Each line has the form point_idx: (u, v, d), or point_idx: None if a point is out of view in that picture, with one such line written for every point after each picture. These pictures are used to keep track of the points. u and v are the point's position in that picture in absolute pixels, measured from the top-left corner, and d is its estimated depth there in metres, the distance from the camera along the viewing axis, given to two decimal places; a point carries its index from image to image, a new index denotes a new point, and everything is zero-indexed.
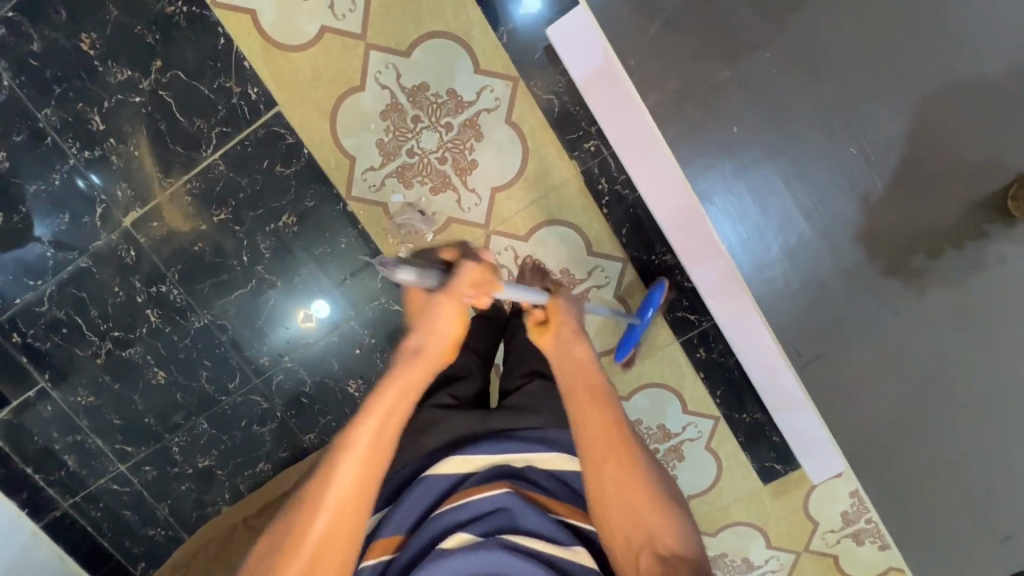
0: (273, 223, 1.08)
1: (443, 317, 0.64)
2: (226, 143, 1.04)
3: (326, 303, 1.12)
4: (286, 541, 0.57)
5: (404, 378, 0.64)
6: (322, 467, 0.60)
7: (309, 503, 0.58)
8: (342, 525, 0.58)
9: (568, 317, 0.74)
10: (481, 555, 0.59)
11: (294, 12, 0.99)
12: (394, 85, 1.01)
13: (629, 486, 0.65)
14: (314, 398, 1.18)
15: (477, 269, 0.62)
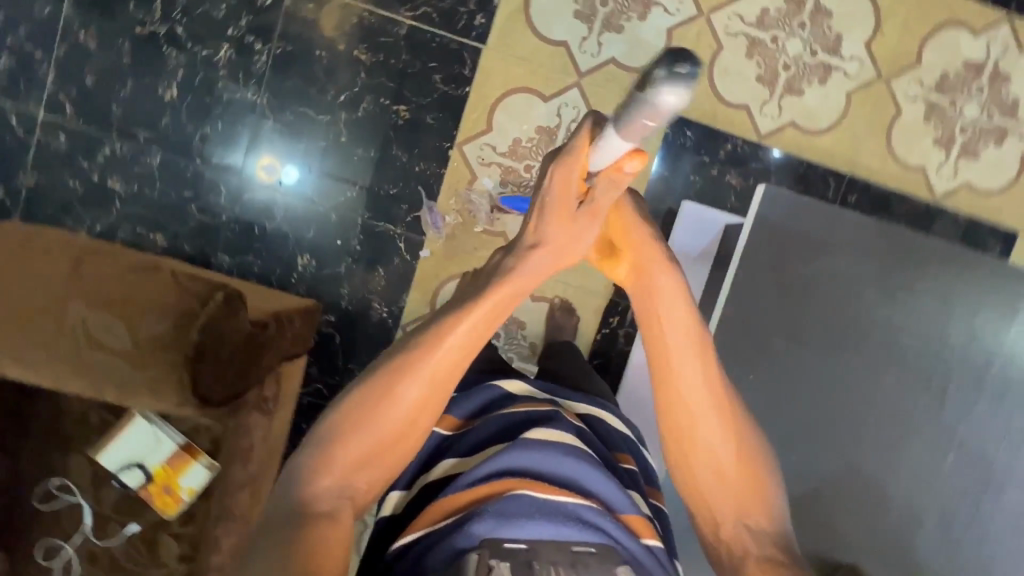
0: (389, 101, 1.11)
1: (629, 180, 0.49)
2: (424, 24, 1.10)
3: (298, 173, 1.12)
4: (375, 409, 0.50)
5: (548, 265, 0.52)
6: (418, 343, 0.51)
7: (394, 375, 0.50)
8: (427, 409, 0.51)
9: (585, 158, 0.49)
10: (557, 454, 0.54)
11: (559, 13, 1.10)
12: (564, 122, 1.13)
13: (653, 314, 0.56)
14: (262, 236, 1.13)
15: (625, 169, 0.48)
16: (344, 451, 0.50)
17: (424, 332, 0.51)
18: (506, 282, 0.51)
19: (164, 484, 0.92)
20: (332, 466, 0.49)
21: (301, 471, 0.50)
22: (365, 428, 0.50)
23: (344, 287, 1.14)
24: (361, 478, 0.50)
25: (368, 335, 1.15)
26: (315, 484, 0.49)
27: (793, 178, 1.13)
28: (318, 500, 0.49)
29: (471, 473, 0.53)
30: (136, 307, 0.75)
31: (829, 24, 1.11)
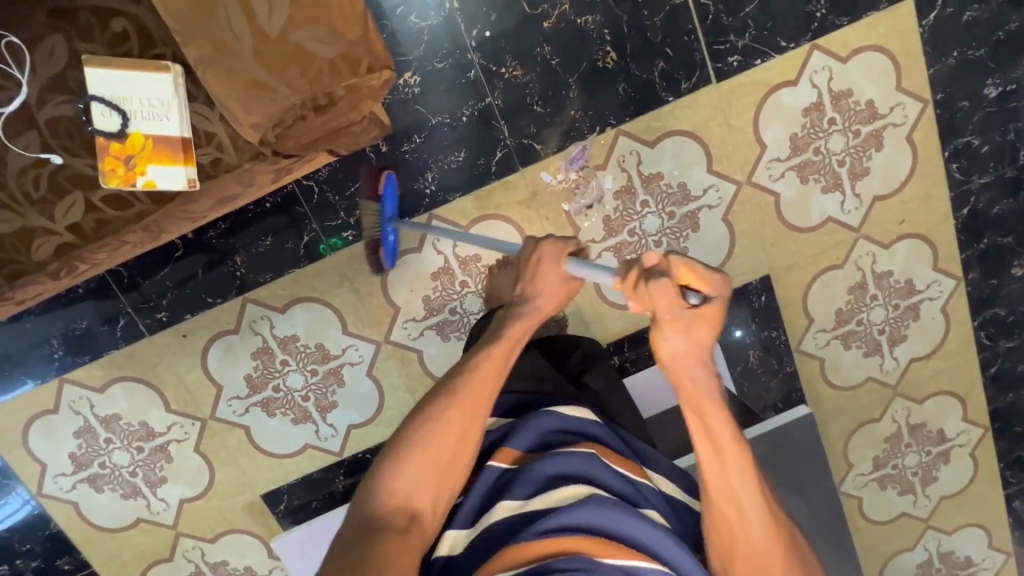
0: (607, 38, 1.00)
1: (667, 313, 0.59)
2: (694, 12, 1.00)
3: (459, 8, 0.97)
4: (422, 431, 0.68)
5: (530, 320, 0.75)
6: (458, 375, 0.71)
7: (443, 397, 0.70)
8: (466, 427, 0.69)
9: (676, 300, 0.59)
10: (617, 515, 0.60)
11: (785, 120, 1.06)
12: (703, 200, 1.08)
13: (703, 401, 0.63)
14: (394, 21, 0.96)
15: (681, 261, 0.59)
16: (407, 467, 0.66)
17: (455, 374, 0.72)
18: (505, 336, 0.74)
19: (131, 155, 0.64)
20: (402, 483, 0.66)
21: (369, 494, 0.66)
22: (420, 439, 0.68)
23: (416, 136, 1.01)
24: (419, 490, 0.66)
25: (396, 191, 1.03)
26: (381, 485, 0.66)
27: (784, 396, 1.21)
28: (389, 516, 0.63)
29: (541, 521, 0.60)
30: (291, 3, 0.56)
31: (909, 325, 1.20)
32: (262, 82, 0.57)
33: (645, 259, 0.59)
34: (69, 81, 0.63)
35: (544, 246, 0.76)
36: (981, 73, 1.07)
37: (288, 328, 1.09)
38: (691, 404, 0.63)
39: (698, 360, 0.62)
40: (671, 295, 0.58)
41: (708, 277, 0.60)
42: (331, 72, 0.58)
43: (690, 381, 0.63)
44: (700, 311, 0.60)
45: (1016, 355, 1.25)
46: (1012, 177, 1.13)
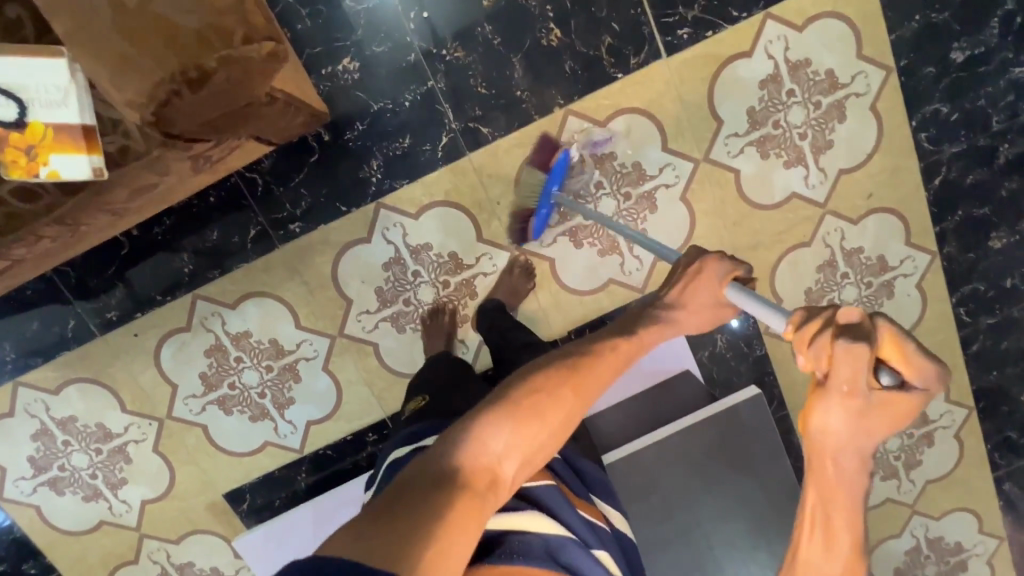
0: (550, 15, 0.97)
1: (844, 371, 0.48)
2: None
3: None
4: (531, 394, 0.60)
5: (657, 331, 0.69)
6: (571, 356, 0.65)
7: (562, 372, 0.63)
8: (570, 415, 0.62)
9: (849, 371, 0.48)
10: (578, 554, 0.60)
11: (741, 94, 1.02)
12: (659, 179, 1.05)
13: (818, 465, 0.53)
14: (329, 5, 0.94)
15: (889, 332, 0.48)
16: (503, 425, 0.57)
17: (566, 356, 0.65)
18: (640, 331, 0.68)
19: (31, 145, 0.62)
20: (491, 443, 0.56)
21: (451, 442, 0.56)
22: (525, 411, 0.59)
23: (358, 124, 0.99)
24: (506, 458, 0.57)
25: (343, 180, 1.01)
26: (467, 436, 0.56)
27: (756, 380, 1.17)
28: (467, 473, 0.54)
29: (503, 547, 0.56)
30: None
31: (883, 303, 1.16)
32: (125, 55, 0.54)
33: (843, 314, 0.50)
34: None
35: (707, 264, 0.69)
36: (947, 37, 1.02)
37: (240, 324, 1.07)
38: (819, 484, 0.53)
39: (859, 441, 0.51)
40: (859, 364, 0.48)
41: (919, 365, 0.48)
42: (199, 43, 0.54)
43: (834, 466, 0.52)
44: (889, 397, 0.49)
45: (998, 331, 1.20)
46: (985, 145, 1.08)
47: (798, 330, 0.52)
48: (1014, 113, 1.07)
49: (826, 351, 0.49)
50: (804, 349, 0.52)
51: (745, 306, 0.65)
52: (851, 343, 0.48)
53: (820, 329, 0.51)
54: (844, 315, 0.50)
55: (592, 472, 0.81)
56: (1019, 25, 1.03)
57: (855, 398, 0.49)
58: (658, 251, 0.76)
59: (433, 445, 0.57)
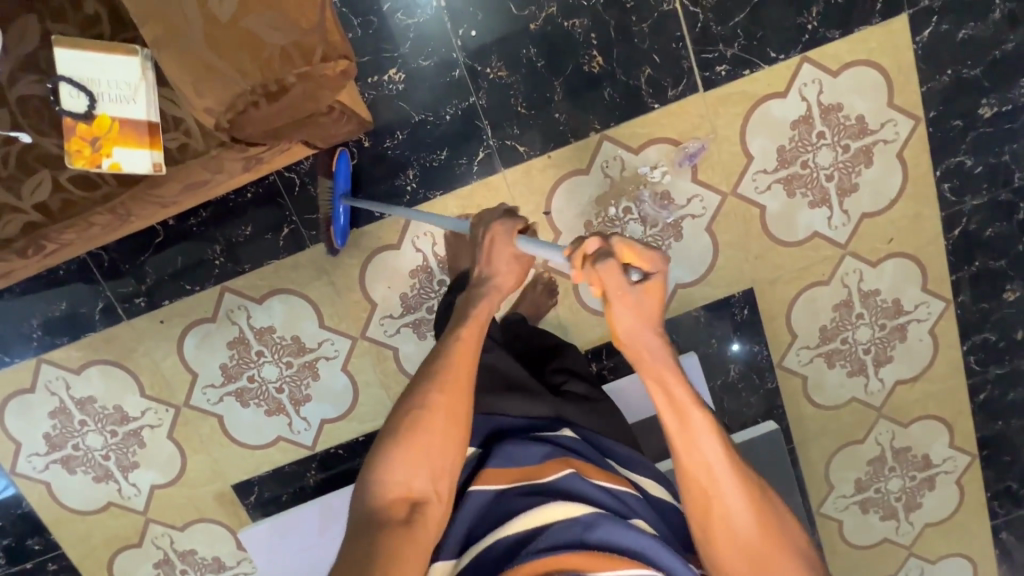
0: (593, 43, 0.99)
1: (614, 287, 0.60)
2: (683, 19, 0.99)
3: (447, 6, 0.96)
4: (407, 425, 0.69)
5: (482, 311, 0.76)
6: (426, 372, 0.72)
7: (420, 387, 0.71)
8: (449, 415, 0.70)
9: (620, 287, 0.60)
10: (613, 528, 0.60)
11: (773, 132, 1.05)
12: (686, 209, 1.07)
13: (654, 367, 0.63)
14: (381, 17, 0.96)
15: (623, 243, 0.61)
16: (393, 463, 0.67)
17: (421, 374, 0.72)
18: (469, 318, 0.75)
19: (97, 137, 0.64)
20: (396, 474, 0.67)
21: (365, 490, 0.67)
22: (409, 432, 0.68)
23: (398, 133, 1.01)
24: (416, 479, 0.67)
25: (378, 187, 1.03)
26: (376, 481, 0.67)
27: (764, 411, 1.18)
28: (387, 512, 0.64)
29: (534, 543, 0.58)
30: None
31: (895, 346, 1.18)
32: (212, 66, 0.58)
33: (586, 243, 0.61)
34: (40, 60, 0.64)
35: (495, 227, 0.79)
36: (976, 92, 1.05)
37: (265, 319, 1.09)
38: (650, 373, 0.63)
39: (646, 328, 0.62)
40: (618, 274, 0.59)
41: (650, 257, 0.62)
42: (282, 58, 0.58)
43: (644, 354, 0.63)
44: (640, 291, 0.61)
45: (1006, 382, 1.22)
46: (1005, 200, 1.11)
47: (578, 266, 0.62)
48: None
49: (593, 277, 0.61)
50: (579, 277, 0.62)
51: (535, 253, 0.71)
52: (610, 268, 0.59)
53: (586, 260, 0.61)
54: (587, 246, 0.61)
55: (621, 449, 0.79)
56: None
57: (631, 300, 0.61)
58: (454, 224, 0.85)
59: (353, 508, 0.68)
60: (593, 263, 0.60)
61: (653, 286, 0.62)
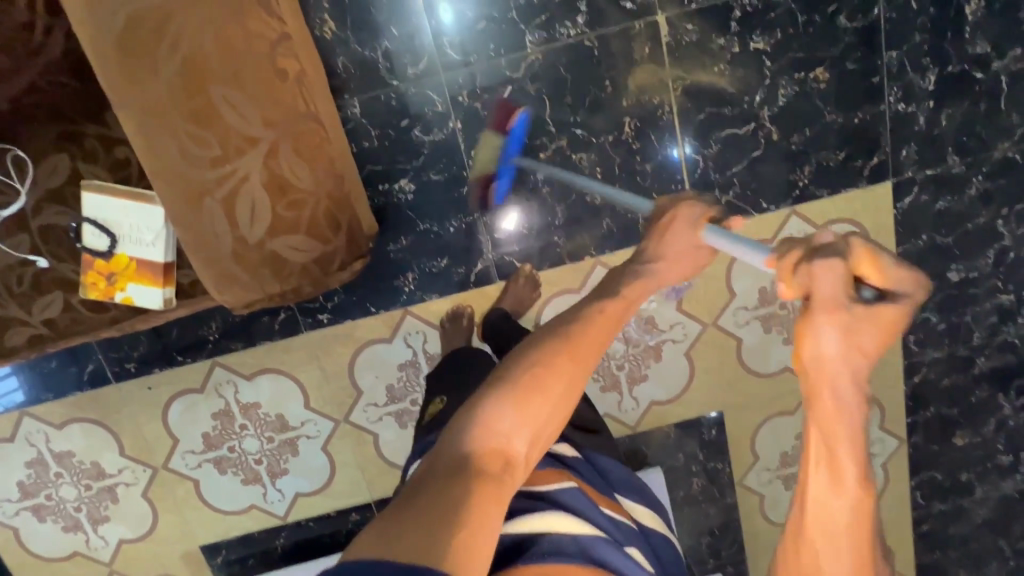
0: (598, 176, 1.04)
1: (824, 286, 0.43)
2: (685, 164, 1.04)
3: (462, 128, 1.00)
4: (535, 367, 0.58)
5: (637, 292, 0.63)
6: (571, 321, 0.61)
7: (553, 345, 0.59)
8: (574, 379, 0.58)
9: (833, 298, 0.43)
10: (610, 552, 0.60)
11: (756, 275, 1.11)
12: (668, 334, 1.13)
13: (823, 374, 0.44)
14: (398, 132, 1.00)
15: (864, 249, 0.44)
16: (524, 381, 0.57)
17: (562, 329, 0.60)
18: (625, 291, 0.63)
19: (113, 272, 0.68)
20: (498, 424, 0.55)
21: (460, 435, 0.55)
22: (524, 386, 0.57)
23: (402, 238, 1.05)
24: (518, 436, 0.56)
25: (377, 285, 1.07)
26: (478, 422, 0.55)
27: (721, 523, 1.24)
28: (482, 460, 0.53)
29: (537, 548, 0.56)
30: (284, 221, 0.70)
31: None
32: (234, 274, 0.70)
33: (817, 238, 0.45)
34: (66, 195, 0.69)
35: (681, 209, 0.67)
36: (946, 258, 1.12)
37: (251, 395, 1.12)
38: (820, 425, 0.45)
39: (861, 371, 0.44)
40: (837, 279, 0.43)
41: (896, 274, 0.44)
42: (301, 271, 0.72)
43: (831, 397, 0.44)
44: (874, 311, 0.43)
45: (947, 517, 1.29)
46: (963, 355, 1.18)
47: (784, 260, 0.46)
48: (994, 332, 1.17)
49: (796, 269, 0.45)
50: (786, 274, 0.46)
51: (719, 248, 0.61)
52: (827, 268, 0.43)
53: (819, 260, 0.43)
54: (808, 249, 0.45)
55: (612, 464, 0.82)
56: (1010, 260, 1.13)
57: (847, 317, 0.43)
58: (631, 204, 0.76)
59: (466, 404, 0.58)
60: (816, 261, 0.44)
61: (889, 314, 0.43)
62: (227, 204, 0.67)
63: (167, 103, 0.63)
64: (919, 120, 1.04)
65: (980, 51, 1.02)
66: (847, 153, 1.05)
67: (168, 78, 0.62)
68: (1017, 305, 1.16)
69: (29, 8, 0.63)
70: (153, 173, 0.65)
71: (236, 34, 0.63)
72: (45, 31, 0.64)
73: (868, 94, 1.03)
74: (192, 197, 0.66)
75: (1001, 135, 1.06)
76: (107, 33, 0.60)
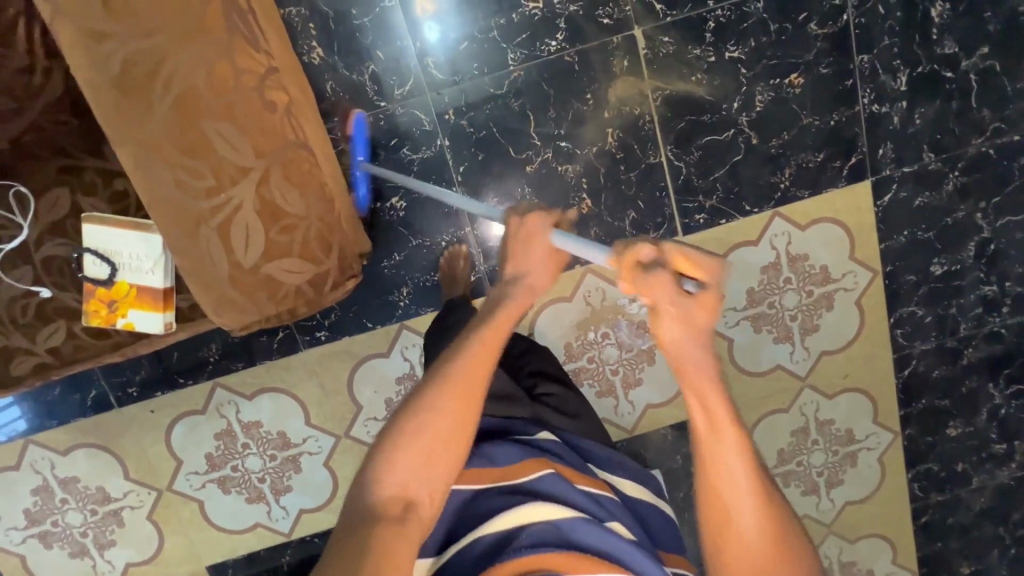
0: (584, 186, 1.06)
1: (660, 299, 0.53)
2: (668, 171, 1.07)
3: (450, 146, 1.03)
4: (417, 410, 0.60)
5: (513, 308, 0.65)
6: (446, 356, 0.63)
7: (435, 388, 0.61)
8: (460, 415, 0.61)
9: (671, 301, 0.53)
10: (590, 529, 0.61)
11: (743, 276, 1.13)
12: None
13: (677, 349, 0.55)
14: (387, 152, 1.03)
15: (677, 251, 0.56)
16: (411, 427, 0.60)
17: (438, 369, 0.62)
18: (497, 314, 0.65)
19: (114, 300, 0.69)
20: (394, 474, 0.58)
21: (364, 486, 0.58)
22: (410, 433, 0.59)
23: (395, 255, 1.07)
24: (414, 482, 0.58)
25: (373, 301, 1.09)
26: (376, 476, 0.58)
27: None
28: (382, 506, 0.56)
29: (515, 543, 0.59)
30: (280, 245, 0.71)
31: (846, 471, 1.26)
32: (233, 299, 0.70)
33: (642, 251, 0.55)
34: (67, 228, 0.71)
35: (531, 220, 0.70)
36: (929, 252, 1.15)
37: (252, 414, 1.13)
38: (693, 387, 0.54)
39: (699, 342, 0.54)
40: (668, 288, 0.53)
41: (711, 265, 0.55)
42: (297, 292, 0.74)
43: (689, 362, 0.54)
44: (696, 299, 0.54)
45: (947, 508, 1.30)
46: (951, 347, 1.21)
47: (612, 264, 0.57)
48: (980, 323, 1.20)
49: (629, 278, 0.55)
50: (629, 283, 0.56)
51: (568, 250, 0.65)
52: (661, 280, 0.53)
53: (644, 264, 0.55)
54: (641, 253, 0.55)
55: (594, 446, 0.83)
56: (991, 251, 1.16)
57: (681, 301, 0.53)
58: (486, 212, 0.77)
59: (367, 456, 0.61)
60: (643, 276, 0.54)
61: (706, 290, 0.55)
62: (224, 231, 0.67)
63: (164, 141, 0.64)
64: (893, 120, 1.08)
65: (949, 51, 1.05)
66: (825, 154, 1.08)
67: (162, 117, 0.63)
68: (1000, 295, 1.18)
69: (31, 54, 0.69)
70: (150, 204, 0.64)
71: (230, 71, 0.67)
72: (48, 73, 0.70)
73: (842, 97, 1.06)
74: (188, 228, 0.66)
75: (973, 132, 1.09)
76: (103, 76, 0.61)
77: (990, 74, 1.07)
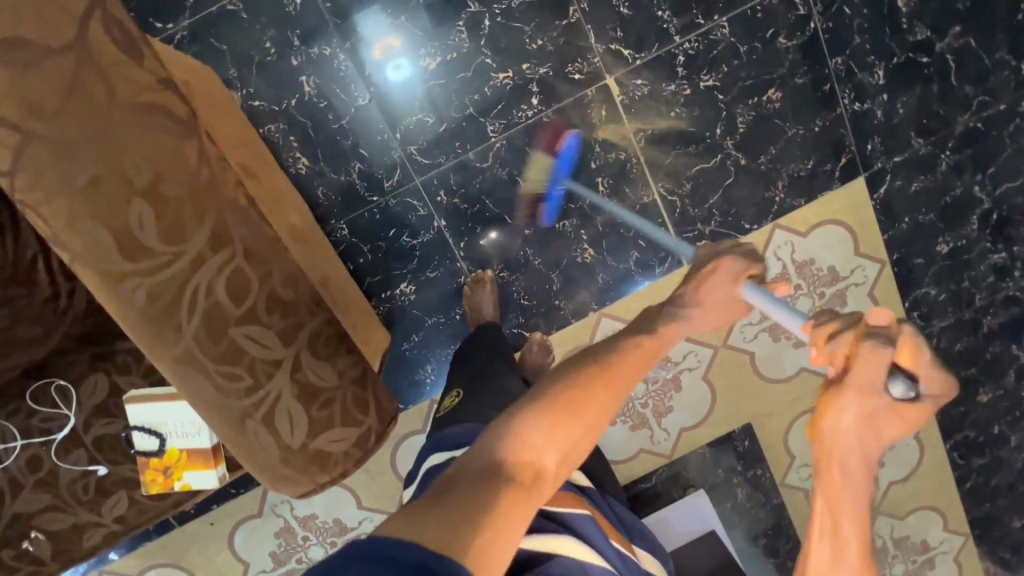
0: (584, 237, 1.07)
1: (864, 369, 0.47)
2: (663, 207, 1.08)
3: (446, 224, 1.05)
4: (575, 392, 0.55)
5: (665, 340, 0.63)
6: (608, 355, 0.59)
7: (593, 373, 0.57)
8: (608, 403, 0.56)
9: (874, 381, 0.47)
10: None
11: None
12: (683, 364, 1.19)
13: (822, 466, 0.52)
14: (388, 242, 1.05)
15: (909, 340, 0.47)
16: (562, 397, 0.54)
17: (588, 360, 0.58)
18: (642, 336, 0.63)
19: (168, 466, 0.76)
20: (531, 440, 0.51)
21: (492, 438, 0.51)
22: (560, 402, 0.54)
23: (413, 337, 1.10)
24: (548, 450, 0.52)
25: (400, 383, 1.12)
26: (509, 430, 0.51)
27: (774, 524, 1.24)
28: (510, 466, 0.49)
29: (539, 570, 0.55)
30: (326, 416, 0.71)
31: (885, 453, 1.28)
32: (284, 475, 0.70)
33: (871, 317, 0.48)
34: (110, 406, 0.77)
35: (722, 261, 0.66)
36: (933, 233, 1.15)
37: (306, 507, 1.17)
38: (824, 481, 0.52)
39: (864, 448, 0.51)
40: (880, 365, 0.46)
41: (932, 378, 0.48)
42: (348, 456, 0.74)
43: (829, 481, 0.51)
44: (900, 403, 0.49)
45: (988, 470, 1.32)
46: (970, 318, 1.21)
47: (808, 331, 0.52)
48: (994, 290, 1.20)
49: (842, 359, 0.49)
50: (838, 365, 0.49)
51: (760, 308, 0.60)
52: (871, 361, 0.47)
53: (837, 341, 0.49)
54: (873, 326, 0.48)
55: (622, 512, 0.81)
56: (996, 220, 1.16)
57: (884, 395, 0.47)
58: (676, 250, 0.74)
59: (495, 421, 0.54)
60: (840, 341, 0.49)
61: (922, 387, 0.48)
62: (268, 420, 0.67)
63: (199, 354, 0.62)
64: (877, 114, 1.08)
65: (921, 37, 1.05)
66: (815, 160, 1.09)
67: (192, 336, 0.62)
68: (1010, 261, 1.19)
69: (51, 281, 0.72)
70: (196, 408, 0.65)
71: (248, 270, 0.65)
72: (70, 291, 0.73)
73: (823, 102, 1.06)
74: (233, 423, 0.66)
75: (959, 110, 1.09)
76: (132, 310, 0.59)
77: (968, 51, 1.06)
